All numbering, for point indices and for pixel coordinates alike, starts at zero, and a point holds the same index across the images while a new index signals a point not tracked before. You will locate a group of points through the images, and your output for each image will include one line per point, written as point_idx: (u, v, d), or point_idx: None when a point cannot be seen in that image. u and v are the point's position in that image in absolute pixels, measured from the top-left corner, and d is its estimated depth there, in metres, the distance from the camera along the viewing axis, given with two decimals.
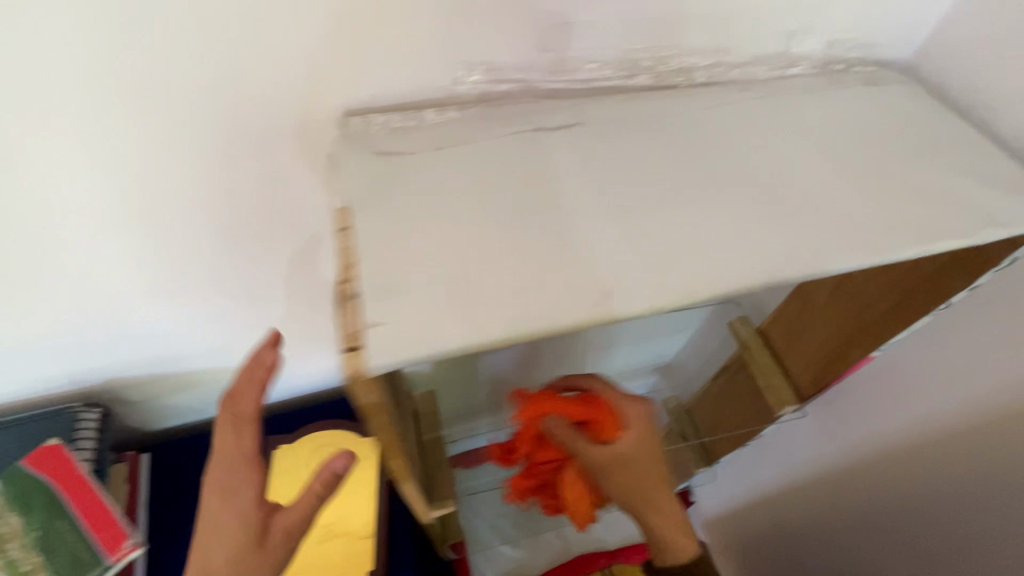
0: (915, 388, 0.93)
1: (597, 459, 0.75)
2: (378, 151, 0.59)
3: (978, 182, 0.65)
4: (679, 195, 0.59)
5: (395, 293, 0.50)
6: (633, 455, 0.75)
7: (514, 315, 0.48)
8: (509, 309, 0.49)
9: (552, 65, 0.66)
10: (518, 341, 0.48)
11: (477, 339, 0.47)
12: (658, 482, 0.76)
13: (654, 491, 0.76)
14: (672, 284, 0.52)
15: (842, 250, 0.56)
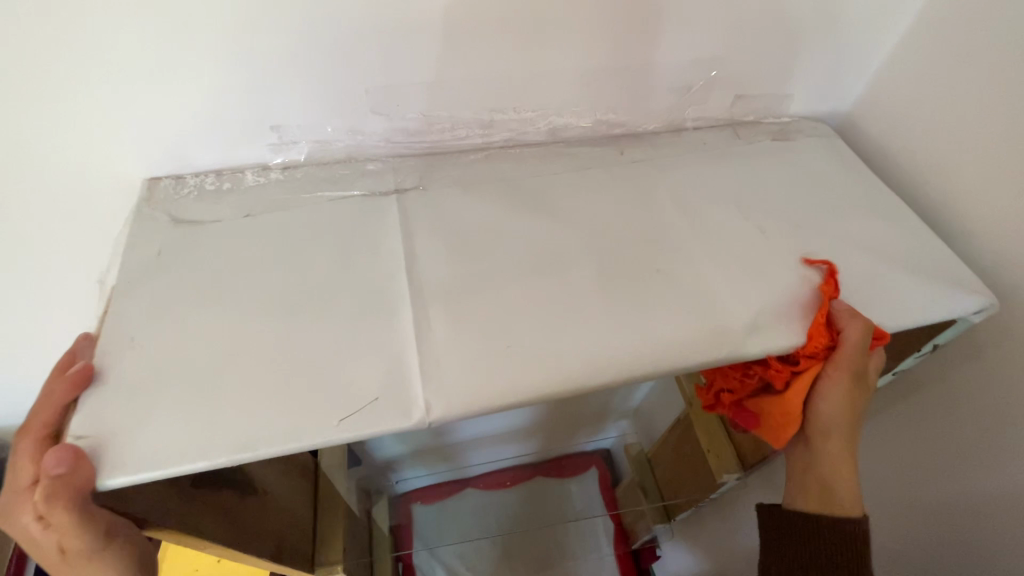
0: None
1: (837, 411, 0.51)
2: (177, 220, 0.52)
3: (888, 260, 0.55)
4: (512, 276, 0.50)
5: (131, 395, 0.41)
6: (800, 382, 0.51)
7: (259, 423, 0.40)
8: (258, 414, 0.41)
9: (401, 123, 0.58)
10: (269, 451, 0.39)
11: (213, 454, 0.38)
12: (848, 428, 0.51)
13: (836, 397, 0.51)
14: (483, 384, 0.43)
15: (702, 343, 0.48)
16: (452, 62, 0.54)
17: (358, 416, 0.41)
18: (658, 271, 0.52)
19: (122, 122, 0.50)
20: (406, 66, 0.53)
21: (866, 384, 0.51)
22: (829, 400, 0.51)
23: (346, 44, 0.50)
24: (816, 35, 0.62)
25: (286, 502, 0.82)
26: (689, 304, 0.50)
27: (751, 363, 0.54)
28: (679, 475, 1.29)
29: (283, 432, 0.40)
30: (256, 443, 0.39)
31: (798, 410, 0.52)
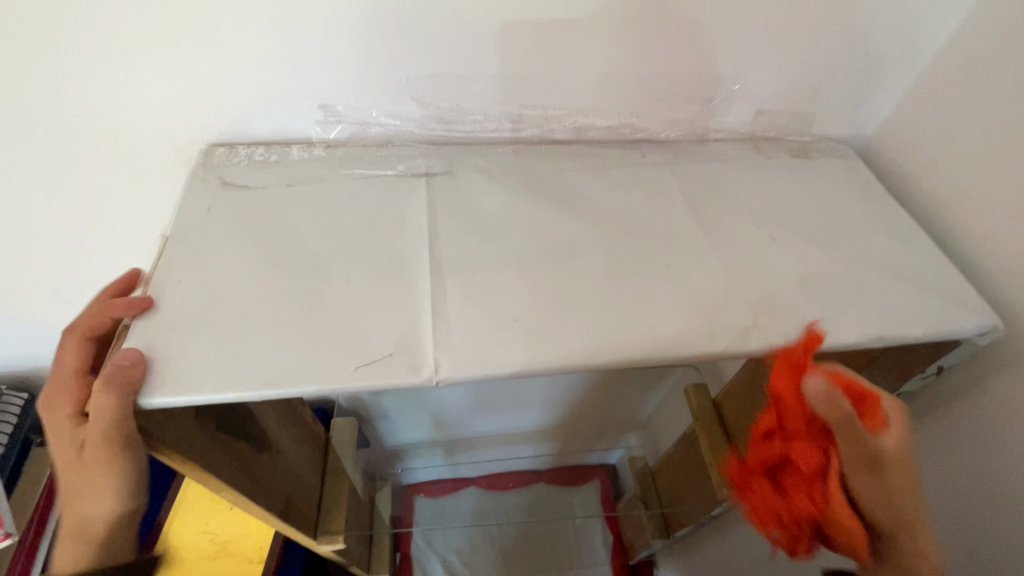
0: None
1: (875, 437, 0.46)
2: (226, 182, 0.58)
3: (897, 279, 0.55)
4: (526, 258, 0.53)
5: (170, 330, 0.45)
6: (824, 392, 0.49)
7: (283, 366, 0.44)
8: (284, 358, 0.45)
9: (437, 111, 0.62)
10: (290, 390, 0.43)
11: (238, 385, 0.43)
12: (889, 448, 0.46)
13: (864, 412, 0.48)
14: (489, 350, 0.47)
15: (701, 334, 0.49)
16: (489, 58, 0.58)
17: (371, 367, 0.45)
18: (667, 265, 0.54)
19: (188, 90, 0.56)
20: (446, 59, 0.58)
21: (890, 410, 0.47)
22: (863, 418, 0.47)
23: (392, 35, 0.55)
24: (841, 57, 0.64)
25: (298, 466, 0.86)
26: (693, 299, 0.52)
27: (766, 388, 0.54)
28: (681, 490, 1.29)
29: (303, 375, 0.44)
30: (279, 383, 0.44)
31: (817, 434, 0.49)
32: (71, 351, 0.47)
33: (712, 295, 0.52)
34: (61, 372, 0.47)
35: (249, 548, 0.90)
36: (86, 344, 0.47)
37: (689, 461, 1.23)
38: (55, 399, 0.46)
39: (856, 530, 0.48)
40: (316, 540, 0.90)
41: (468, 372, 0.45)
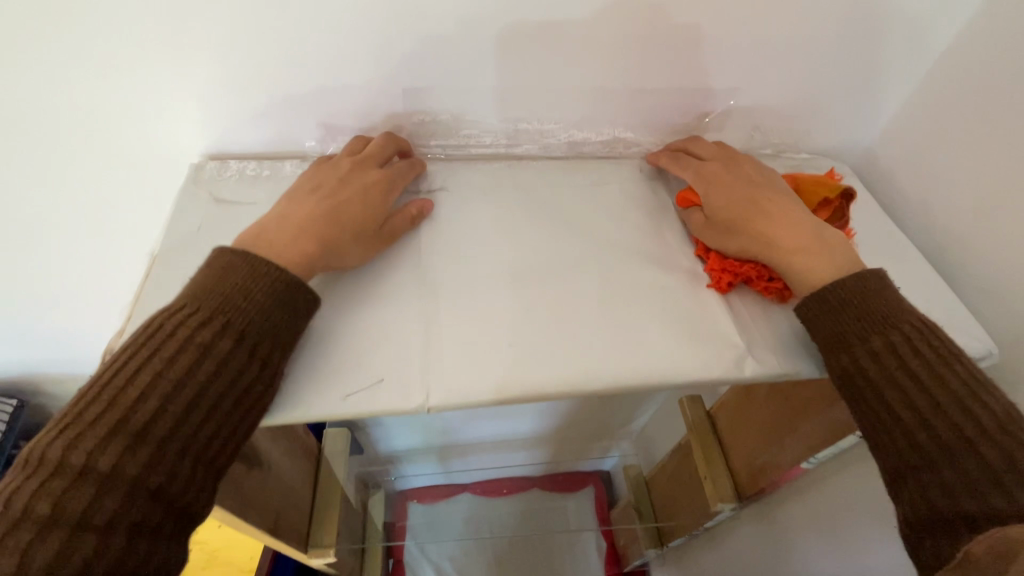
0: (856, 509, 0.79)
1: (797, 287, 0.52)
2: (216, 198, 0.57)
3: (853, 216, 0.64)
4: (520, 278, 0.53)
5: None
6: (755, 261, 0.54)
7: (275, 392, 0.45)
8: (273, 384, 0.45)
9: (431, 126, 0.62)
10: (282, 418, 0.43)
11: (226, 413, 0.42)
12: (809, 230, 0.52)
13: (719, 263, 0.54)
14: (480, 374, 0.46)
15: (694, 359, 0.49)
16: (484, 74, 0.57)
17: (362, 394, 0.44)
18: (661, 286, 0.54)
19: (179, 104, 0.56)
20: (441, 74, 0.57)
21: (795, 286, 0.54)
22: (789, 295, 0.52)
23: (386, 49, 0.54)
24: (840, 76, 0.64)
25: (290, 478, 0.86)
26: (687, 322, 0.51)
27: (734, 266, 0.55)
28: (674, 500, 1.30)
29: (296, 402, 0.44)
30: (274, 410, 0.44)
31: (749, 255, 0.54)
32: (336, 197, 0.52)
33: (706, 319, 0.52)
34: (312, 199, 0.52)
35: (241, 557, 0.90)
36: (371, 190, 0.54)
37: (683, 471, 1.23)
38: (353, 199, 0.52)
39: (781, 244, 0.52)
40: (307, 553, 0.89)
41: (458, 399, 0.45)
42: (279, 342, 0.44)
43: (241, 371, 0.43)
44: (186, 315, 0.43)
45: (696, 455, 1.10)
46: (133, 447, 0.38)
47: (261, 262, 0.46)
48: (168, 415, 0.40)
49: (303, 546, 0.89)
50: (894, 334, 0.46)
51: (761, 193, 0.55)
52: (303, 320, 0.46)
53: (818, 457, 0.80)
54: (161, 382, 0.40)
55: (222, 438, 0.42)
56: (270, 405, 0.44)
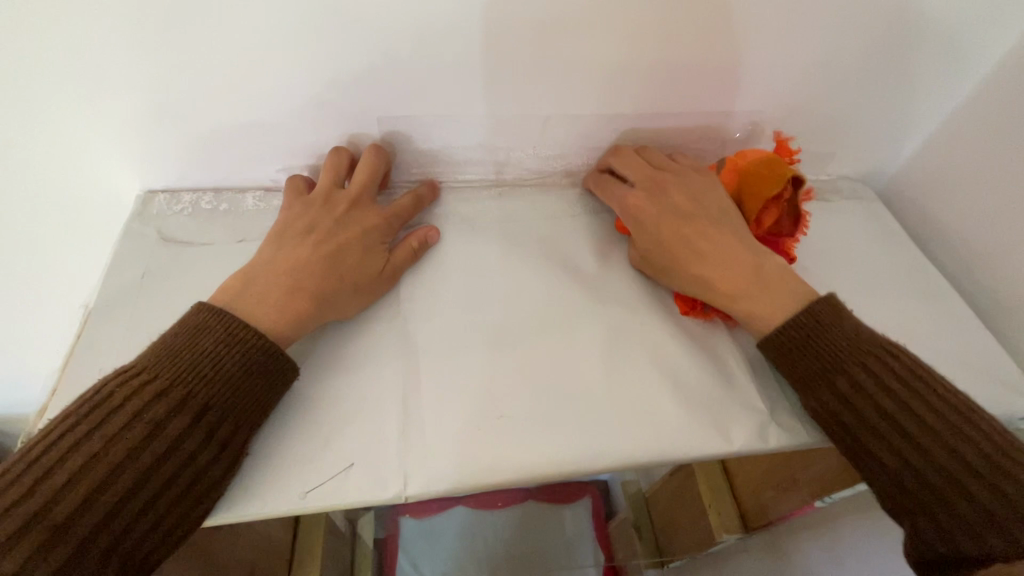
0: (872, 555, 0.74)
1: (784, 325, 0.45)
2: (166, 239, 0.51)
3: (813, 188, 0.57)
4: (511, 333, 0.46)
5: None
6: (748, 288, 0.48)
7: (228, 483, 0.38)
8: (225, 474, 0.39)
9: (413, 153, 0.55)
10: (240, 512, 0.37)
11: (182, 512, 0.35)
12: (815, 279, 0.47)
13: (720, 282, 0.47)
14: (468, 456, 0.40)
15: (714, 430, 0.43)
16: (472, 96, 0.51)
17: (328, 486, 0.38)
18: (672, 340, 0.48)
19: (119, 134, 0.48)
20: (423, 96, 0.50)
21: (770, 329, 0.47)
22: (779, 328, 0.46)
23: (360, 69, 0.47)
24: (866, 95, 0.57)
25: (267, 526, 0.79)
26: (703, 384, 0.45)
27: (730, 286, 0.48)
28: (675, 523, 1.25)
29: (250, 495, 0.38)
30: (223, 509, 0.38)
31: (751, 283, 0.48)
32: (333, 240, 0.46)
33: (724, 379, 0.46)
34: (305, 242, 0.45)
35: None
36: (369, 232, 0.48)
37: (685, 495, 1.18)
38: (351, 245, 0.46)
39: (737, 288, 0.46)
40: None
41: (442, 487, 0.38)
42: (242, 426, 0.38)
43: (197, 452, 0.36)
44: (138, 381, 0.36)
45: (701, 483, 1.05)
46: (52, 543, 0.31)
47: (235, 325, 0.39)
48: (105, 503, 0.32)
49: None
50: (880, 366, 0.40)
51: (712, 226, 0.49)
52: (279, 390, 0.40)
53: (832, 498, 0.75)
54: (101, 461, 0.33)
55: (166, 534, 0.34)
56: (226, 496, 0.37)
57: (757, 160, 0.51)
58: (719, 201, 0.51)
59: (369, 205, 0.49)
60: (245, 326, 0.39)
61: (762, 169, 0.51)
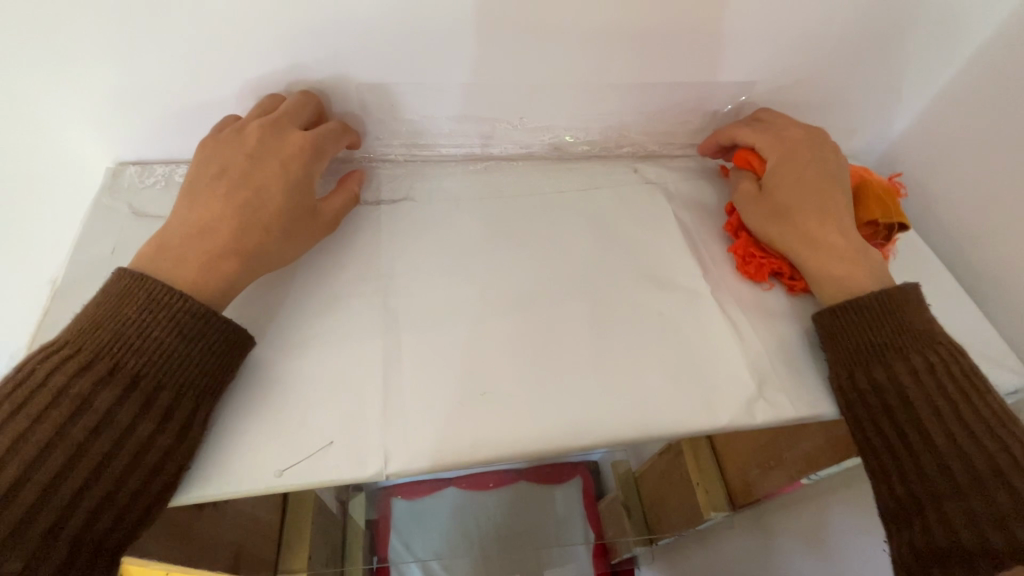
0: (857, 531, 0.74)
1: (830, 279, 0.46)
2: (138, 213, 0.49)
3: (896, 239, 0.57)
4: (496, 309, 0.45)
5: None
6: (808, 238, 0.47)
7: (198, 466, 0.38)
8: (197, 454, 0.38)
9: (395, 125, 0.54)
10: (219, 490, 0.36)
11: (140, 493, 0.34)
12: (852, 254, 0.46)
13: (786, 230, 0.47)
14: (448, 434, 0.39)
15: (699, 406, 0.42)
16: (455, 64, 0.49)
17: (305, 464, 0.37)
18: (659, 316, 0.47)
19: (83, 101, 0.46)
20: (403, 63, 0.48)
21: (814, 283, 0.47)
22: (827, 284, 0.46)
23: (335, 35, 0.45)
24: (861, 67, 0.56)
25: (253, 506, 0.79)
26: (689, 360, 0.45)
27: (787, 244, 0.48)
28: (663, 502, 1.26)
29: (225, 474, 0.37)
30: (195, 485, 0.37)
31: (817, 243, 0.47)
32: (248, 182, 0.43)
33: (711, 356, 0.45)
34: (221, 185, 0.43)
35: None
36: (289, 160, 0.44)
37: (674, 474, 1.19)
38: (270, 178, 0.43)
39: (825, 248, 0.46)
40: None
41: (421, 464, 0.38)
42: (184, 392, 0.37)
43: (137, 424, 0.35)
44: (64, 357, 0.34)
45: (690, 462, 1.06)
46: (12, 537, 0.30)
47: (168, 290, 0.37)
48: (61, 494, 0.32)
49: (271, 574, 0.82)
50: (921, 360, 0.41)
51: (832, 191, 0.49)
52: (237, 363, 0.39)
53: (818, 475, 0.76)
54: (32, 440, 0.32)
55: (117, 510, 0.34)
56: (183, 468, 0.36)
57: (884, 190, 0.52)
58: (795, 160, 0.50)
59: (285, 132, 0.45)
60: (173, 291, 0.37)
61: (885, 194, 0.51)
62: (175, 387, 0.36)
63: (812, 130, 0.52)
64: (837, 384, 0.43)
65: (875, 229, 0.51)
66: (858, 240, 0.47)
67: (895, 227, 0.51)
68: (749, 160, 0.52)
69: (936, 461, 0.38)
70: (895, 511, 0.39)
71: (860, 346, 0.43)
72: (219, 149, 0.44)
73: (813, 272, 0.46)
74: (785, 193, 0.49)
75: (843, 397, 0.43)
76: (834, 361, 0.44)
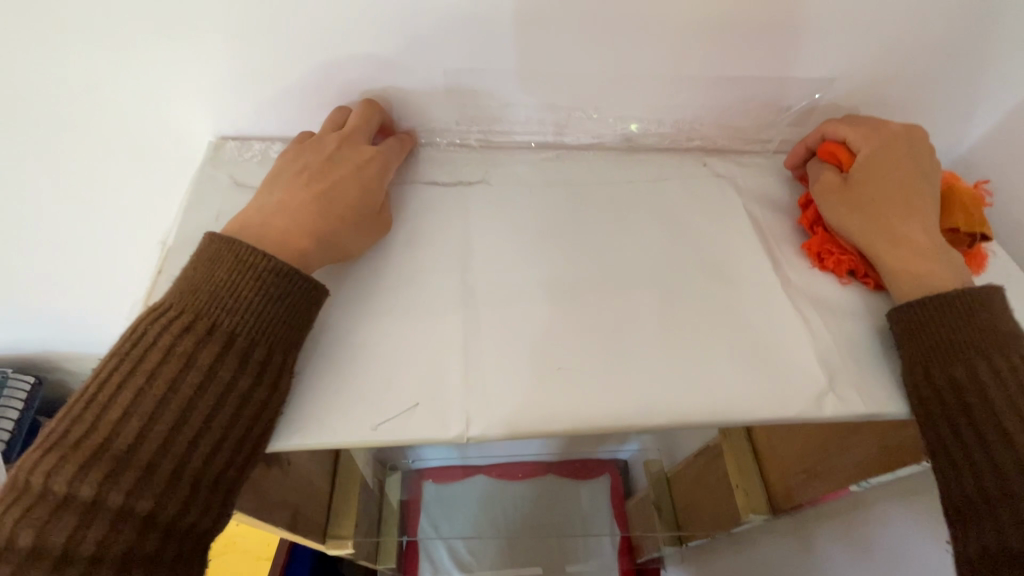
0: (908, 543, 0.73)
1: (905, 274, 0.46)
2: (235, 186, 0.52)
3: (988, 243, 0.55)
4: (570, 290, 0.47)
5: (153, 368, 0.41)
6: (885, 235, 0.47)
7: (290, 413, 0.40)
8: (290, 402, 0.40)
9: (474, 111, 0.56)
10: (313, 442, 0.39)
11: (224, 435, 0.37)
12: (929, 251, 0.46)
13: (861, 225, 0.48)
14: (525, 405, 0.41)
15: (770, 396, 0.43)
16: (538, 54, 0.51)
17: (392, 424, 0.39)
18: (729, 307, 0.47)
19: (196, 78, 0.50)
20: (489, 51, 0.50)
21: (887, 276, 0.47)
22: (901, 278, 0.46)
23: (429, 23, 0.47)
24: (944, 68, 0.55)
25: (309, 472, 0.83)
26: (759, 351, 0.45)
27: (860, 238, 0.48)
28: (697, 503, 1.25)
29: (318, 427, 0.39)
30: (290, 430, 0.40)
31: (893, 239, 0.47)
32: (326, 178, 0.46)
33: (781, 349, 0.45)
34: (299, 180, 0.45)
35: (257, 546, 0.93)
36: (362, 166, 0.48)
37: (710, 476, 1.19)
38: (346, 178, 0.46)
39: (898, 241, 0.46)
40: (325, 543, 0.87)
41: (499, 431, 0.40)
42: (271, 346, 0.39)
43: (220, 372, 0.37)
44: (168, 320, 0.38)
45: (730, 465, 1.05)
46: (118, 469, 0.33)
47: (255, 252, 0.40)
48: (156, 434, 0.35)
49: (320, 539, 0.86)
50: (1003, 363, 0.40)
51: (919, 189, 0.48)
52: (307, 313, 0.41)
53: (869, 483, 0.74)
54: (130, 384, 0.35)
55: (206, 451, 0.36)
56: (277, 417, 0.39)
57: (970, 197, 0.51)
58: (881, 158, 0.50)
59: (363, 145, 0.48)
60: (257, 251, 0.39)
61: (971, 202, 0.50)
62: (250, 333, 0.38)
63: (910, 130, 0.51)
64: (910, 380, 0.43)
65: (961, 239, 0.50)
66: (942, 241, 0.46)
67: (979, 235, 0.50)
68: (834, 152, 0.52)
69: (1013, 463, 0.38)
70: (961, 505, 0.39)
71: (936, 344, 0.42)
72: (307, 152, 0.48)
73: (884, 267, 0.47)
74: (872, 186, 0.49)
75: (915, 394, 0.43)
76: (909, 358, 0.44)
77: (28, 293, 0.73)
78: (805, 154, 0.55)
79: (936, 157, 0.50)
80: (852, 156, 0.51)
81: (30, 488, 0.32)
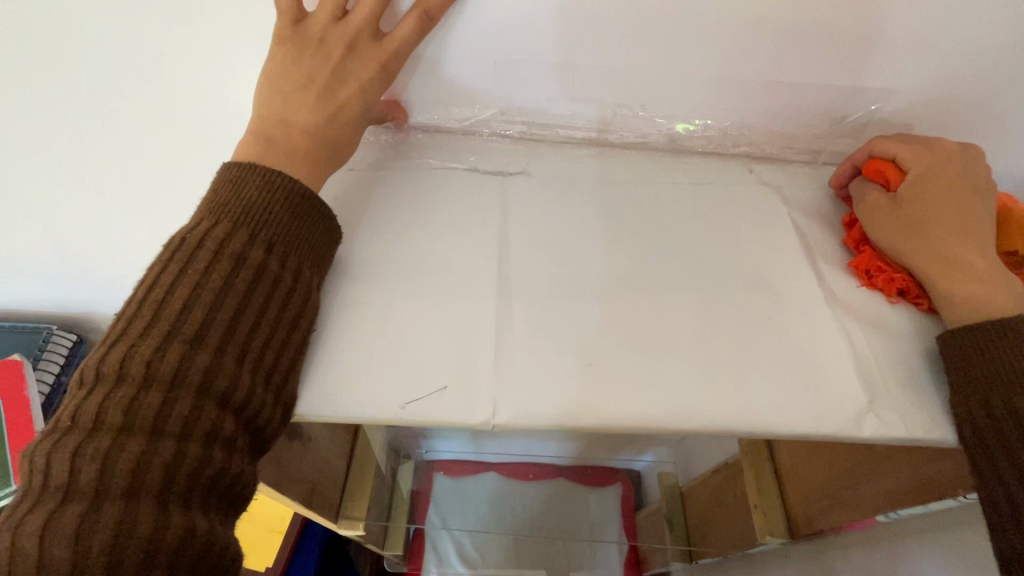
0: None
1: (959, 298, 0.43)
2: None
3: None
4: (603, 286, 0.46)
5: None
6: (939, 255, 0.45)
7: (308, 365, 0.41)
8: (307, 352, 0.41)
9: (519, 103, 0.56)
10: (345, 418, 0.39)
11: (274, 331, 0.39)
12: (985, 272, 0.44)
13: (913, 243, 0.46)
14: (554, 398, 0.40)
15: (811, 411, 0.41)
16: (590, 48, 0.50)
17: (421, 404, 0.39)
18: (768, 317, 0.46)
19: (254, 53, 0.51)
20: (542, 43, 0.50)
21: (939, 299, 0.45)
22: (954, 303, 0.44)
23: (487, 15, 0.47)
24: (1015, 87, 0.52)
25: (327, 451, 0.84)
26: (800, 364, 0.44)
27: (911, 260, 0.46)
28: (711, 519, 1.23)
29: (349, 403, 0.40)
30: (310, 381, 0.40)
31: (949, 260, 0.44)
32: (332, 100, 0.46)
33: (822, 364, 0.44)
34: (307, 96, 0.46)
35: (270, 518, 0.94)
36: (368, 85, 0.47)
37: (728, 494, 1.16)
38: (352, 103, 0.47)
39: (953, 264, 0.44)
40: (337, 523, 0.88)
41: (528, 420, 0.39)
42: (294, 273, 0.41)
43: (265, 274, 0.39)
44: (207, 227, 0.39)
45: (749, 483, 1.02)
46: (189, 352, 0.35)
47: (272, 176, 0.41)
48: (219, 323, 0.36)
49: (334, 518, 0.87)
50: None
51: (973, 213, 0.46)
52: (327, 230, 0.44)
53: (897, 514, 0.71)
54: (186, 281, 0.37)
55: (261, 344, 0.38)
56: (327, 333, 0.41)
57: None
58: (937, 176, 0.47)
59: (373, 40, 0.46)
60: (283, 174, 0.42)
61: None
62: (287, 242, 0.41)
63: (966, 149, 0.48)
64: (962, 408, 0.41)
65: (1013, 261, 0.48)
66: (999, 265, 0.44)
67: None
68: (882, 170, 0.49)
69: None
70: (1016, 545, 0.37)
71: (1002, 371, 0.40)
72: (309, 57, 0.45)
73: (937, 291, 0.45)
74: (923, 206, 0.46)
75: (969, 424, 0.41)
76: (961, 387, 0.42)
77: (78, 253, 0.76)
78: (851, 171, 0.53)
79: (994, 179, 0.48)
80: (900, 174, 0.49)
81: (104, 372, 0.33)
